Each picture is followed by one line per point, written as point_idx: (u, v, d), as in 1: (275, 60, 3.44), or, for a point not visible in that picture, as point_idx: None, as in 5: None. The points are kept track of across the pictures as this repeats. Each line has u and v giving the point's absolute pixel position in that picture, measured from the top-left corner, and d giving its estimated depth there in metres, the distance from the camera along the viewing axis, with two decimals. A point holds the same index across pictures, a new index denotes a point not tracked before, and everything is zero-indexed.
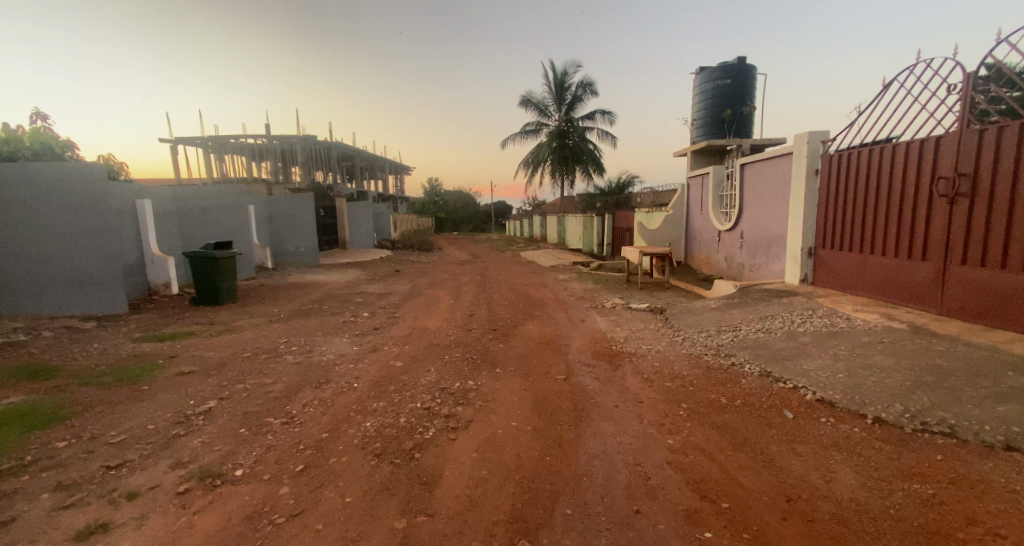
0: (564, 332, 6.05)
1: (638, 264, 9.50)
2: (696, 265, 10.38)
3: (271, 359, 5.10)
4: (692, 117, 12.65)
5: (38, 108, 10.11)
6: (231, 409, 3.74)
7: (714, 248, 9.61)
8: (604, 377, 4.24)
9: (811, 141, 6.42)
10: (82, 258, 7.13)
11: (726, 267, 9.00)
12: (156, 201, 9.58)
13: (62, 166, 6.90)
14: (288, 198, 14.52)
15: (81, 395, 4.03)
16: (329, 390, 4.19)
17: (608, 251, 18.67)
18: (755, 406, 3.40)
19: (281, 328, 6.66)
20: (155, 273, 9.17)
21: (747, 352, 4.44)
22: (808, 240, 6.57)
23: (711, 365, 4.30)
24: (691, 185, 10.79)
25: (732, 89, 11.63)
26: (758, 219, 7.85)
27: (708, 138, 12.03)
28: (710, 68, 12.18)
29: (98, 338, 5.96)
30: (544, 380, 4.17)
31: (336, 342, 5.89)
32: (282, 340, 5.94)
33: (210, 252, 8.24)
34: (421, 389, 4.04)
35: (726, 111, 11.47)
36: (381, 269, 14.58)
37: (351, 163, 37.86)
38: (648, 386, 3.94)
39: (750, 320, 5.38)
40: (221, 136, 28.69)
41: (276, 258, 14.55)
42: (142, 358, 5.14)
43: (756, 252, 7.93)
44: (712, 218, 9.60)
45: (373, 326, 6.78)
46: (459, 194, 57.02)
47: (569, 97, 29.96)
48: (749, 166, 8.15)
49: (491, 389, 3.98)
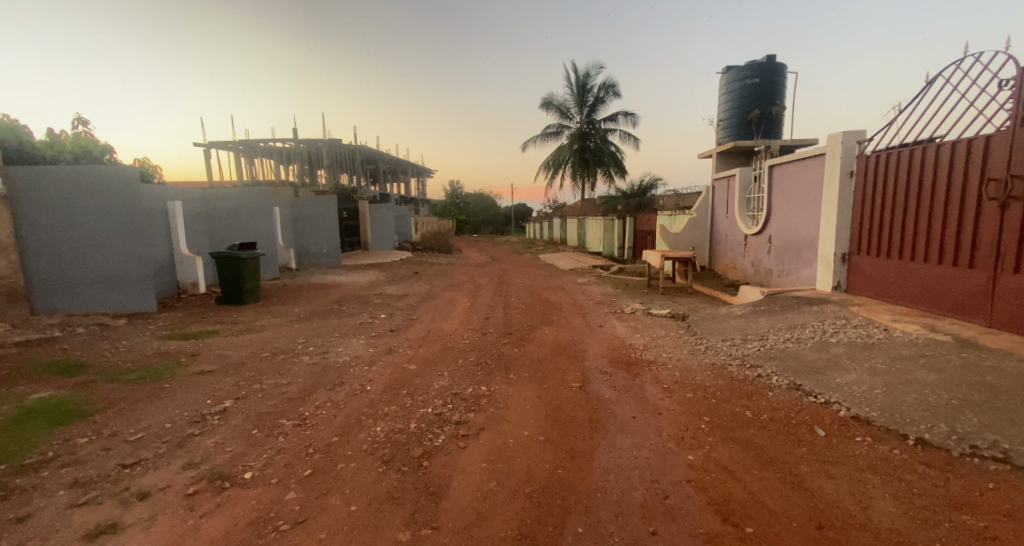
0: (582, 338, 5.90)
1: (660, 267, 9.27)
2: (721, 270, 10.07)
3: (288, 360, 5.14)
4: (718, 118, 12.31)
5: (80, 114, 10.57)
6: (246, 410, 3.75)
7: (739, 253, 9.28)
8: (622, 386, 4.10)
9: (845, 141, 6.10)
10: (116, 258, 7.42)
11: (753, 272, 8.69)
12: (186, 202, 9.87)
13: (97, 169, 7.16)
14: (313, 200, 14.81)
15: (106, 391, 4.13)
16: (343, 392, 4.18)
17: (630, 254, 18.39)
18: (783, 421, 3.20)
19: (300, 328, 6.74)
20: (184, 272, 9.45)
21: (773, 363, 4.22)
22: (841, 245, 6.25)
23: (735, 375, 4.11)
24: (716, 187, 10.48)
25: (760, 88, 11.26)
26: (788, 223, 7.53)
27: (734, 139, 11.68)
28: (737, 66, 11.83)
29: (127, 335, 6.16)
30: (559, 388, 4.06)
31: (353, 342, 5.92)
32: (300, 340, 6.00)
33: (235, 253, 8.43)
34: (433, 394, 3.99)
35: (753, 112, 11.12)
36: (401, 270, 14.71)
37: (375, 166, 38.64)
38: (668, 397, 3.79)
39: (777, 328, 5.13)
40: (251, 140, 29.77)
41: (301, 258, 14.83)
42: (166, 356, 5.27)
43: (786, 257, 7.60)
44: (738, 222, 9.28)
45: (389, 328, 6.79)
46: (480, 196, 57.36)
47: (591, 98, 29.75)
48: (779, 168, 7.82)
49: (504, 396, 3.89)
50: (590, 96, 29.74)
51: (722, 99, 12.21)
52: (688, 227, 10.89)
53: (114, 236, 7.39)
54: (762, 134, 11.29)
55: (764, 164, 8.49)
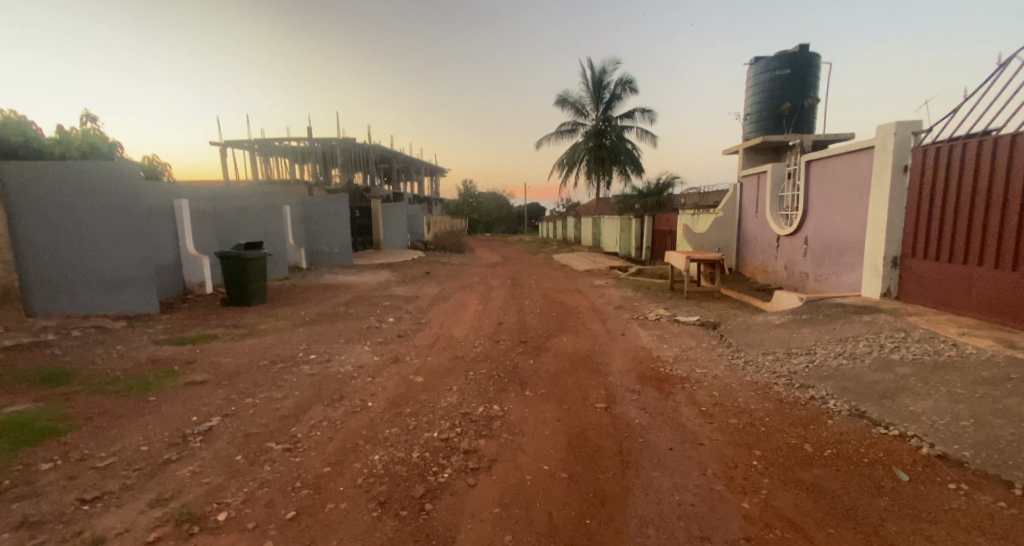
0: (603, 348, 5.41)
1: (684, 270, 8.73)
2: (750, 273, 9.47)
3: (287, 369, 4.77)
4: (745, 112, 11.71)
5: (89, 112, 10.46)
6: (233, 430, 3.37)
7: (771, 255, 8.68)
8: (653, 408, 3.62)
9: (898, 133, 5.50)
10: (117, 258, 7.18)
11: (786, 276, 8.08)
12: (192, 201, 9.65)
13: (98, 166, 6.90)
14: (324, 199, 14.56)
15: (86, 405, 3.80)
16: (341, 409, 3.78)
17: (647, 255, 17.79)
18: (852, 459, 2.69)
19: (304, 333, 6.39)
20: (191, 272, 9.24)
21: (827, 383, 3.69)
22: (892, 247, 5.65)
23: (784, 398, 3.59)
24: (745, 185, 9.87)
25: (791, 80, 10.64)
26: (828, 223, 6.92)
27: (763, 133, 11.06)
28: (766, 57, 11.20)
29: (123, 339, 5.88)
30: (582, 409, 3.59)
31: (357, 350, 5.53)
32: (302, 347, 5.64)
33: (240, 253, 8.15)
34: (440, 414, 3.57)
35: (784, 105, 10.50)
36: (412, 271, 14.37)
37: (389, 165, 38.58)
38: (708, 424, 3.30)
39: (826, 341, 4.58)
40: (266, 139, 29.90)
41: (312, 258, 14.60)
42: (159, 363, 4.95)
43: (825, 260, 7.01)
44: (769, 222, 8.68)
45: (397, 333, 6.39)
46: (493, 195, 57.00)
47: (607, 95, 29.13)
48: (818, 163, 7.22)
49: (520, 419, 3.45)
50: (606, 93, 29.09)
51: (749, 91, 11.60)
52: (714, 227, 10.30)
53: (115, 236, 7.15)
54: (793, 128, 10.67)
55: (800, 159, 7.89)
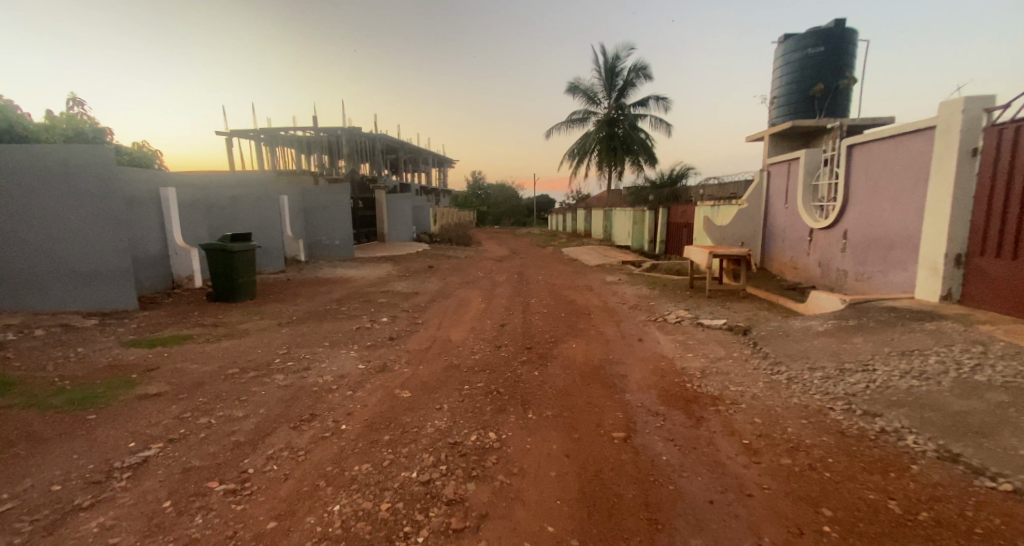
0: (619, 357, 4.73)
1: (706, 266, 8.01)
2: (777, 270, 8.70)
3: (257, 380, 4.18)
4: (772, 95, 10.88)
5: (76, 95, 10.00)
6: (172, 462, 2.78)
7: (803, 251, 7.90)
8: (683, 440, 2.96)
9: (968, 110, 4.71)
10: (90, 250, 6.67)
11: (821, 274, 7.32)
12: (181, 190, 9.14)
13: (69, 150, 6.36)
14: (324, 189, 13.98)
15: (12, 424, 3.23)
16: (309, 434, 3.17)
17: (662, 248, 17.01)
18: (961, 530, 2.01)
19: (287, 334, 5.81)
20: (178, 265, 8.74)
21: (900, 412, 3.00)
22: (956, 244, 4.88)
23: (847, 430, 2.91)
24: (773, 173, 9.06)
25: (825, 59, 9.81)
26: (874, 215, 6.14)
27: (792, 118, 10.25)
28: (796, 35, 10.35)
29: (89, 339, 5.34)
30: (596, 440, 2.95)
31: (342, 355, 4.93)
32: (281, 351, 5.05)
33: (225, 245, 7.57)
34: (423, 444, 2.95)
35: (817, 85, 9.68)
36: (415, 264, 13.77)
37: (396, 155, 37.95)
38: (755, 465, 2.63)
39: (886, 355, 3.86)
40: (271, 128, 29.44)
41: (312, 250, 14.07)
42: (117, 370, 4.38)
43: (869, 257, 6.25)
44: (801, 214, 7.89)
45: (388, 336, 5.78)
46: (502, 187, 56.17)
47: (620, 82, 28.14)
48: (863, 148, 6.42)
49: (520, 453, 2.82)
50: (619, 80, 28.10)
51: (777, 73, 10.78)
52: (737, 220, 9.52)
53: (88, 226, 6.63)
54: (826, 112, 9.83)
55: (840, 144, 7.10)
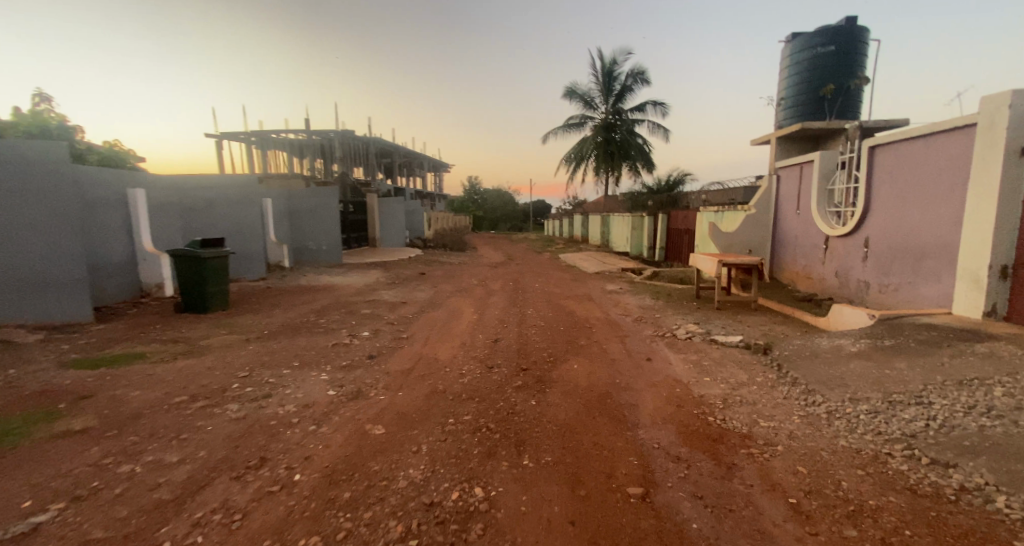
0: (627, 382, 4.17)
1: (715, 276, 7.48)
2: (789, 279, 8.19)
3: (207, 410, 3.58)
4: (778, 97, 10.53)
5: (43, 91, 9.37)
6: (68, 533, 2.17)
7: (818, 260, 7.39)
8: (717, 499, 2.39)
9: (1015, 106, 4.21)
10: (37, 256, 6.01)
11: (839, 285, 6.81)
12: (151, 191, 8.54)
13: (16, 144, 5.77)
14: (310, 192, 13.37)
15: None
16: (253, 488, 2.58)
17: (661, 255, 16.53)
18: None
19: (254, 351, 5.19)
20: (146, 273, 8.11)
21: (979, 463, 2.44)
22: (1002, 254, 4.37)
23: (917, 488, 2.35)
24: (783, 177, 8.57)
25: (835, 59, 9.48)
26: (903, 222, 5.63)
27: (801, 119, 9.86)
28: (804, 33, 9.98)
29: (26, 358, 4.71)
30: (608, 500, 2.37)
31: (312, 378, 4.33)
32: (242, 373, 4.45)
33: (194, 252, 6.94)
34: (392, 505, 2.35)
35: (827, 85, 9.30)
36: (406, 271, 13.19)
37: (390, 159, 37.48)
38: (812, 539, 2.06)
39: (941, 384, 3.31)
40: (263, 131, 28.90)
41: (298, 256, 13.44)
42: (45, 397, 3.76)
43: (896, 267, 5.75)
44: (816, 221, 7.39)
45: (368, 354, 5.17)
46: (498, 192, 55.74)
47: (617, 87, 27.82)
48: (889, 149, 5.92)
49: (513, 519, 2.23)
50: (617, 84, 27.78)
51: (784, 75, 10.44)
52: (745, 226, 9.02)
53: (36, 229, 5.99)
54: (836, 114, 9.48)
55: (860, 146, 6.62)
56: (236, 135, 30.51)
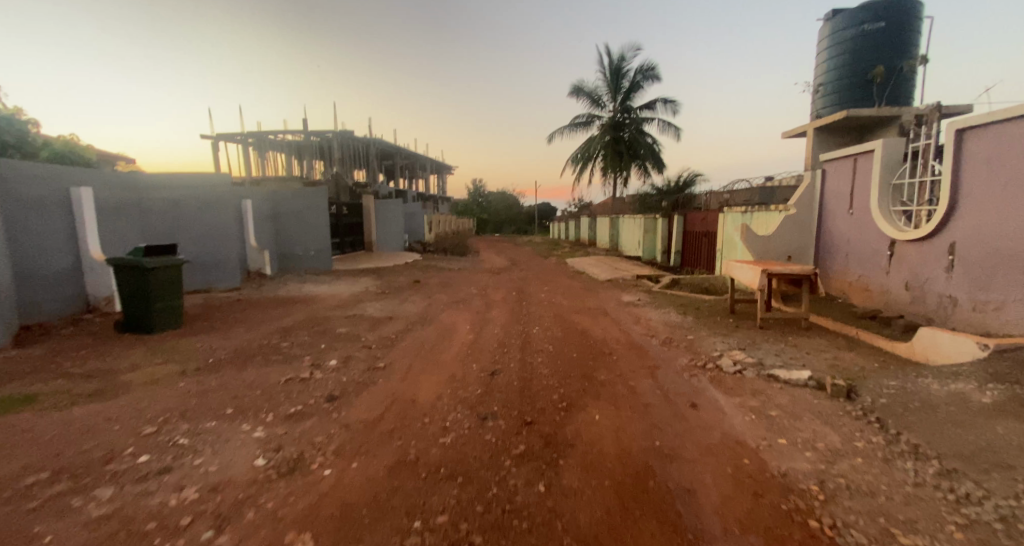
0: (671, 447, 2.99)
1: (757, 290, 6.27)
2: (840, 292, 6.98)
3: (64, 501, 2.43)
4: (816, 83, 9.37)
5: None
6: None
7: (880, 269, 6.18)
8: None
9: None
10: None
11: (913, 301, 5.60)
12: (103, 190, 7.44)
13: None
14: (296, 192, 12.29)
15: None
16: None
17: (677, 259, 15.37)
18: None
19: (183, 389, 4.05)
20: (93, 284, 7.03)
21: None
22: None
23: None
24: (830, 172, 7.36)
25: (884, 37, 8.32)
26: (1009, 224, 4.44)
27: (844, 107, 8.70)
28: (847, 9, 8.80)
29: None
30: None
31: (241, 437, 3.19)
32: (150, 427, 3.31)
33: (136, 260, 5.85)
34: None
35: (876, 68, 8.14)
36: (400, 278, 12.08)
37: (391, 161, 36.51)
38: None
39: None
40: (260, 132, 28.02)
41: (283, 262, 12.33)
42: None
43: (1000, 281, 4.54)
44: (878, 222, 6.19)
45: (328, 394, 4.04)
46: (502, 194, 54.72)
47: (625, 84, 26.68)
48: (984, 132, 4.73)
49: None
50: (626, 81, 26.65)
51: (822, 57, 9.28)
52: (784, 229, 7.82)
53: None
54: (886, 99, 8.32)
55: (938, 130, 5.42)
56: (233, 135, 29.63)
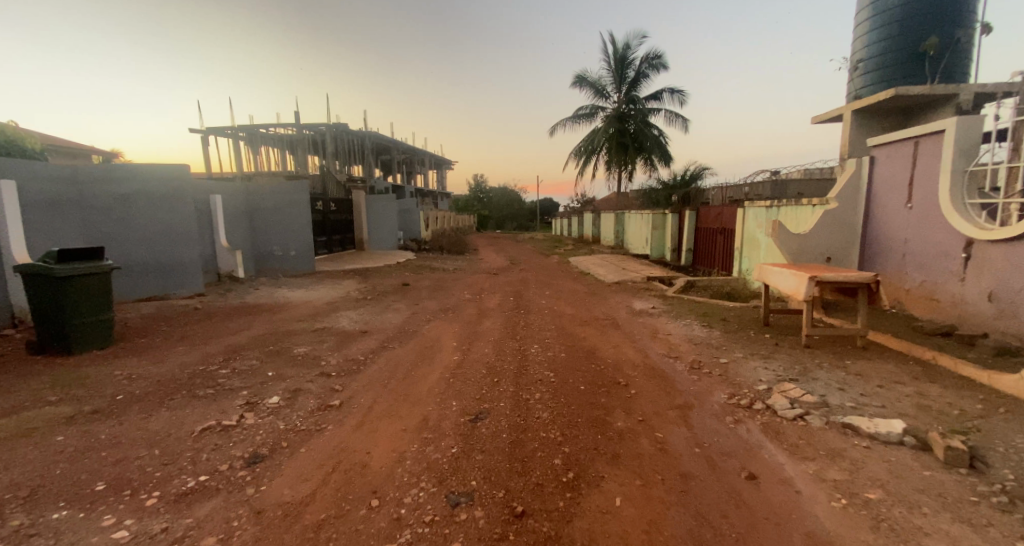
0: None
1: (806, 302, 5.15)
2: (896, 301, 5.90)
3: None
4: (852, 61, 8.31)
5: None
6: None
7: (952, 276, 5.10)
8: None
9: None
10: None
11: (1002, 317, 4.53)
12: (34, 183, 6.38)
13: None
14: (275, 187, 11.22)
15: None
16: None
17: (688, 258, 14.30)
18: None
19: (57, 446, 3.01)
20: (15, 292, 6.00)
21: None
22: None
23: None
24: (883, 159, 6.26)
25: (936, 5, 7.28)
26: None
27: (891, 84, 7.61)
28: None
29: None
30: None
31: (92, 542, 2.15)
32: None
33: (46, 266, 4.81)
34: None
35: (933, 38, 7.09)
36: (387, 280, 11.04)
37: (388, 156, 35.39)
38: None
39: None
40: (250, 126, 26.89)
41: (260, 263, 11.29)
42: None
43: None
44: (948, 218, 5.11)
45: (252, 453, 3.00)
46: (503, 190, 53.57)
47: (631, 73, 25.49)
48: None
49: None
50: (630, 71, 25.46)
51: (859, 31, 8.22)
52: (823, 226, 6.73)
53: None
54: (941, 75, 7.26)
55: None
56: (223, 130, 28.60)
